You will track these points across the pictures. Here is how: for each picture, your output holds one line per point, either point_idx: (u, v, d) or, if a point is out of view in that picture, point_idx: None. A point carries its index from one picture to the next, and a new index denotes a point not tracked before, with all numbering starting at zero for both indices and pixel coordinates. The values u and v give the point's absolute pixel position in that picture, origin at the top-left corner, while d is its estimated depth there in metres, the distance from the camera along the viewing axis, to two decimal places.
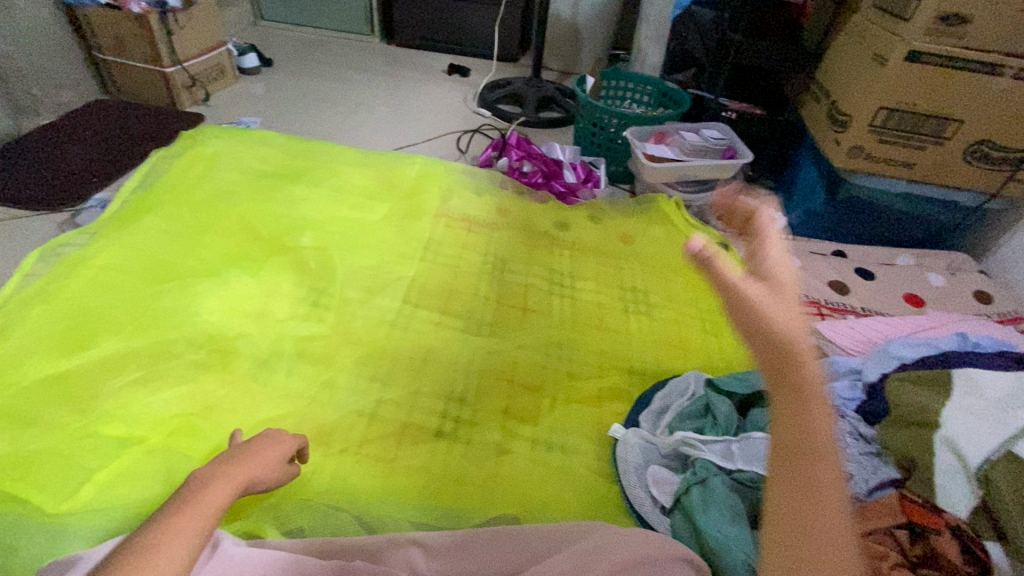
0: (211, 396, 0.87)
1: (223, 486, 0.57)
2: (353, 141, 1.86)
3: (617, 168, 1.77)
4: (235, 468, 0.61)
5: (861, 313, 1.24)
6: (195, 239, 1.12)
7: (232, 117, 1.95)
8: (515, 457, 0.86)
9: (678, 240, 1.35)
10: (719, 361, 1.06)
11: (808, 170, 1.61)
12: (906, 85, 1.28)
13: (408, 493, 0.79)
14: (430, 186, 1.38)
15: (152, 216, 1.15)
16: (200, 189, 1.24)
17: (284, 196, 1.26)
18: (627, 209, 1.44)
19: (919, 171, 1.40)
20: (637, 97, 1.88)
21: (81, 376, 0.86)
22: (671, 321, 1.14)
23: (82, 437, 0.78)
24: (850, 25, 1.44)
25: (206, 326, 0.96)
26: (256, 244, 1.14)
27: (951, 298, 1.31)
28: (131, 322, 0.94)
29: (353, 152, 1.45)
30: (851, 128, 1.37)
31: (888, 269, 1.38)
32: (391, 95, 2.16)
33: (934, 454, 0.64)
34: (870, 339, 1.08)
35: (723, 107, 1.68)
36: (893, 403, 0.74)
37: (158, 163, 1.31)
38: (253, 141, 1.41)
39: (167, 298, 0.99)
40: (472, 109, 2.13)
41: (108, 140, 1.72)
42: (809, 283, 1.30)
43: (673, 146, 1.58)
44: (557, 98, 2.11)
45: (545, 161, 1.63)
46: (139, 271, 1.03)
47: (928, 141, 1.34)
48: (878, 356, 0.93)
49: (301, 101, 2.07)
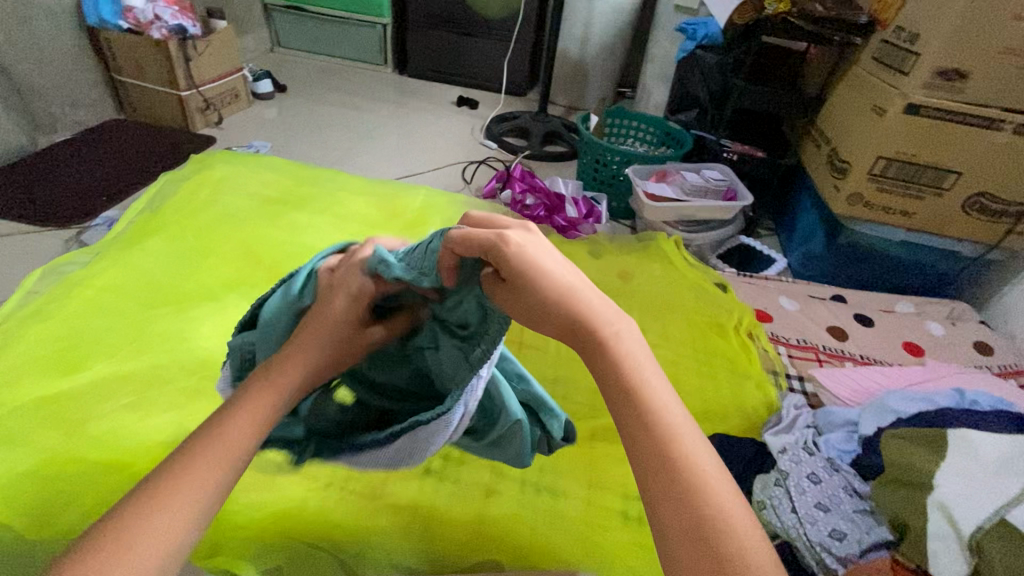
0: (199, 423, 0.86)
1: (259, 402, 0.53)
2: (360, 168, 1.89)
3: (619, 204, 1.79)
4: (269, 375, 0.55)
5: (859, 360, 1.23)
6: (196, 263, 1.13)
7: (243, 141, 1.99)
8: (502, 498, 0.85)
9: (676, 279, 1.36)
10: (715, 405, 1.05)
11: (808, 213, 1.62)
12: (905, 137, 1.31)
13: (392, 532, 0.77)
14: (432, 216, 1.39)
15: (157, 238, 1.16)
16: (205, 212, 1.25)
17: (288, 222, 1.27)
18: (626, 246, 1.46)
19: (918, 220, 1.41)
20: (640, 135, 1.91)
21: (70, 399, 0.85)
22: (667, 361, 1.14)
23: (66, 462, 0.77)
24: (851, 76, 1.47)
25: (201, 350, 0.96)
26: (256, 269, 1.15)
27: (951, 348, 1.29)
28: (127, 345, 0.94)
29: (358, 180, 1.48)
30: (850, 176, 1.39)
31: (888, 316, 1.37)
32: (400, 124, 2.21)
33: (927, 517, 0.62)
34: (869, 391, 1.07)
35: (724, 149, 1.70)
36: (888, 459, 0.72)
37: (166, 185, 1.33)
38: (261, 167, 1.44)
39: (163, 322, 0.99)
40: (478, 140, 2.17)
41: (119, 160, 1.76)
42: (807, 327, 1.30)
43: (673, 185, 1.60)
44: (562, 132, 2.15)
45: (547, 194, 1.66)
46: (138, 293, 1.04)
47: (926, 191, 1.36)
48: (875, 409, 0.92)
49: (312, 127, 2.12)
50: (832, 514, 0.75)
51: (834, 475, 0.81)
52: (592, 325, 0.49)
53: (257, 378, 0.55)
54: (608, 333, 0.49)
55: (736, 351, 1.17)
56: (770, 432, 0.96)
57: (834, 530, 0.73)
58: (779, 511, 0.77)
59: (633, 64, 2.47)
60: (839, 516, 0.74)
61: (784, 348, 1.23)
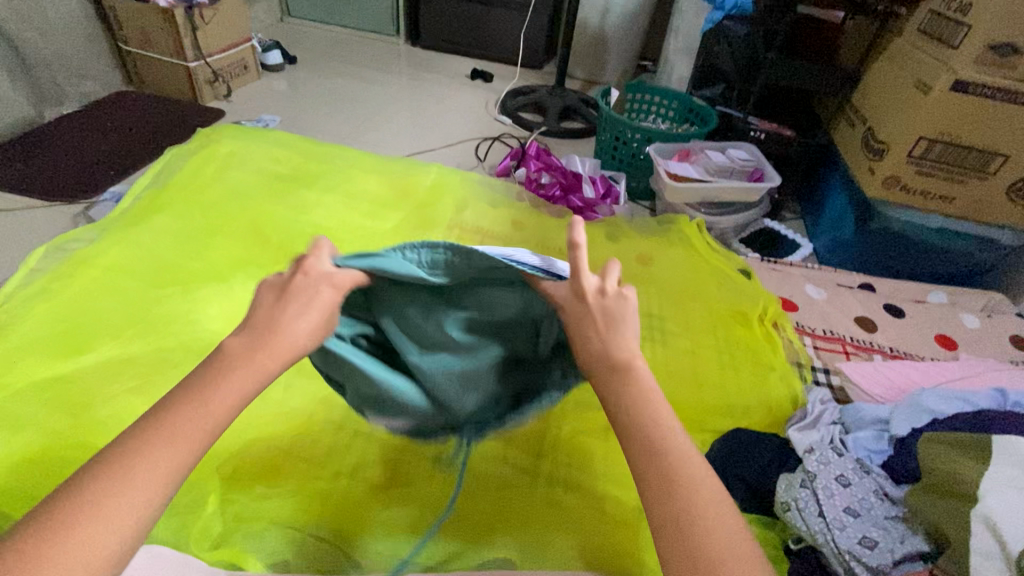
0: None
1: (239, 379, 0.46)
2: (370, 144, 1.84)
3: (638, 184, 1.72)
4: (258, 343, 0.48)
5: (889, 353, 1.17)
6: (203, 242, 1.10)
7: (252, 114, 1.94)
8: (514, 491, 0.82)
9: (698, 264, 1.30)
10: (736, 398, 1.01)
11: (838, 196, 1.54)
12: (949, 117, 1.23)
13: (401, 525, 0.75)
14: (444, 195, 1.35)
15: (163, 215, 1.13)
16: (212, 188, 1.22)
17: (296, 199, 1.24)
18: (645, 228, 1.40)
19: (957, 205, 1.34)
20: (662, 111, 1.83)
21: (74, 382, 0.83)
22: (686, 352, 1.09)
23: (70, 447, 0.76)
24: (892, 50, 1.38)
25: (207, 334, 0.94)
26: (263, 249, 1.12)
27: (987, 342, 1.23)
28: (132, 326, 0.92)
29: (368, 157, 1.43)
30: (887, 158, 1.32)
31: (919, 306, 1.31)
32: (413, 98, 2.14)
33: (970, 533, 0.58)
34: (901, 388, 1.01)
35: (752, 127, 1.62)
36: (926, 466, 0.68)
37: (173, 160, 1.30)
38: (269, 142, 1.40)
39: (169, 303, 0.96)
40: (493, 115, 2.10)
41: (127, 133, 1.73)
42: (834, 317, 1.25)
43: (697, 165, 1.52)
44: (580, 108, 2.07)
45: (563, 173, 1.60)
46: (144, 273, 1.02)
47: (968, 175, 1.29)
48: (909, 408, 0.87)
49: (322, 100, 2.06)
50: (861, 520, 0.71)
51: (864, 478, 0.76)
52: (623, 366, 0.50)
53: (243, 345, 0.48)
54: (634, 376, 0.50)
55: (759, 342, 1.13)
56: (794, 428, 0.91)
57: (864, 537, 0.69)
58: (805, 514, 0.73)
59: (655, 36, 2.36)
60: (869, 522, 0.71)
61: (810, 338, 1.18)
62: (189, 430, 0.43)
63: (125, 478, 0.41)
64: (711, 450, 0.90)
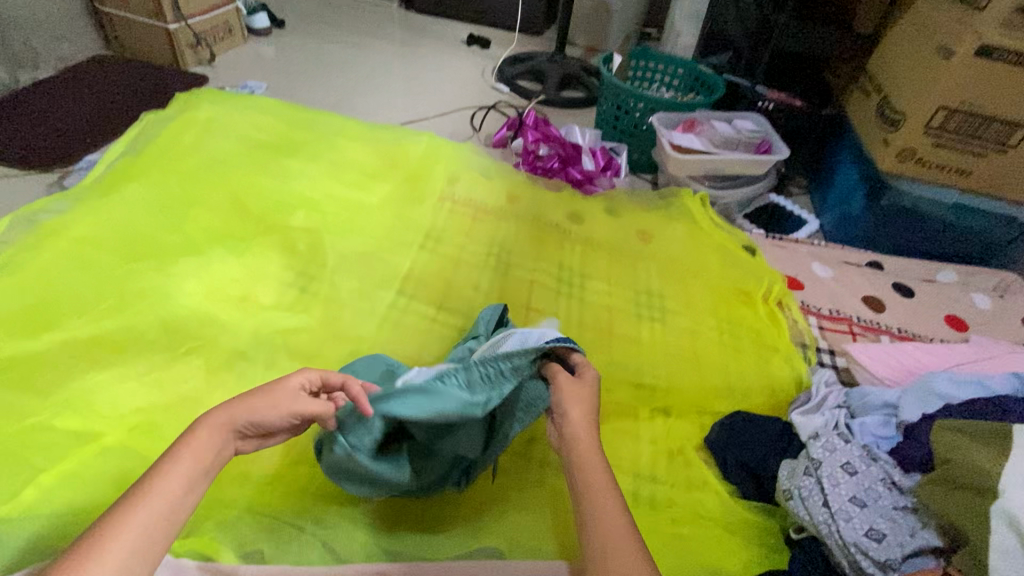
0: (181, 389, 0.80)
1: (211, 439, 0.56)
2: (361, 112, 1.76)
3: (639, 156, 1.66)
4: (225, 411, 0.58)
5: (897, 334, 1.13)
6: (179, 213, 1.04)
7: (237, 80, 1.85)
8: (506, 476, 0.78)
9: (701, 240, 1.25)
10: (738, 380, 0.97)
11: (848, 170, 1.47)
12: (971, 84, 1.16)
13: (384, 516, 0.71)
14: (436, 165, 1.28)
15: (136, 184, 1.07)
16: (190, 157, 1.15)
17: (279, 169, 1.17)
18: (647, 202, 1.34)
19: (975, 180, 1.28)
20: (666, 79, 1.74)
21: (40, 361, 0.79)
22: (686, 332, 1.05)
23: (33, 429, 0.71)
24: (912, 12, 1.30)
25: (183, 310, 0.89)
26: (243, 221, 1.06)
27: (997, 323, 1.19)
28: (102, 302, 0.87)
29: (356, 125, 1.36)
30: (903, 129, 1.25)
31: (928, 285, 1.26)
32: (406, 64, 2.04)
33: (990, 530, 0.55)
34: (910, 370, 0.97)
35: (760, 96, 1.54)
36: (941, 454, 0.64)
37: (149, 126, 1.23)
38: (252, 108, 1.32)
39: (142, 277, 0.91)
40: (490, 82, 2.00)
41: (104, 99, 1.64)
42: (840, 296, 1.20)
43: (702, 136, 1.46)
44: (580, 76, 1.99)
45: (562, 144, 1.53)
46: (117, 246, 0.96)
47: (988, 148, 1.22)
48: (919, 392, 0.83)
49: (310, 66, 1.96)
50: (868, 510, 0.67)
51: (872, 466, 0.72)
52: (581, 430, 0.64)
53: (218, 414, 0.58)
54: (586, 438, 0.63)
55: (763, 322, 1.08)
56: (797, 412, 0.88)
57: (871, 529, 0.65)
58: (808, 504, 0.70)
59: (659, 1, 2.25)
60: (877, 513, 0.67)
61: (815, 318, 1.14)
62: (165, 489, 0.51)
63: (116, 531, 0.48)
64: (710, 435, 0.87)
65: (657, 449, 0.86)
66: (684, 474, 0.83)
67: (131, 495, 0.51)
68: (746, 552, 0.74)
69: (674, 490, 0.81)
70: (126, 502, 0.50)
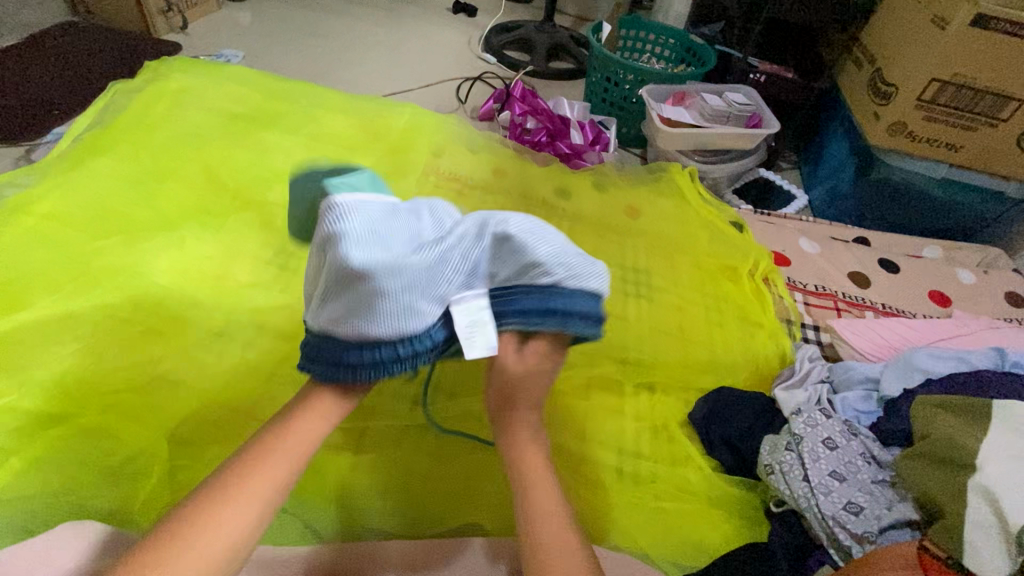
0: (157, 367, 0.79)
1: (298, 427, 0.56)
2: (343, 82, 1.70)
3: (628, 130, 1.63)
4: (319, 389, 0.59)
5: (881, 310, 1.13)
6: (151, 187, 1.01)
7: (212, 48, 1.78)
8: (491, 452, 0.77)
9: (688, 215, 1.23)
10: (723, 355, 0.97)
11: (838, 144, 1.46)
12: (964, 55, 1.13)
13: (364, 498, 0.70)
14: (419, 139, 1.25)
15: (105, 157, 1.03)
16: (162, 128, 1.11)
17: (255, 142, 1.13)
18: (635, 177, 1.32)
19: (964, 155, 1.27)
20: (657, 50, 1.70)
21: (8, 341, 0.76)
22: (672, 308, 1.04)
23: (3, 412, 0.69)
24: None
25: (157, 290, 0.86)
26: (219, 196, 1.03)
27: (980, 298, 1.19)
28: (72, 281, 0.84)
29: (335, 96, 1.31)
30: (895, 102, 1.23)
31: (914, 261, 1.26)
32: (389, 33, 1.98)
33: (967, 502, 0.55)
34: (892, 345, 0.97)
35: (752, 68, 1.50)
36: (919, 429, 0.65)
37: (119, 96, 1.18)
38: (227, 77, 1.27)
39: (113, 254, 0.88)
40: (476, 52, 1.94)
41: (71, 67, 1.57)
42: (826, 272, 1.20)
43: (692, 109, 1.43)
44: (569, 46, 1.94)
45: (550, 117, 1.49)
46: (86, 222, 0.93)
47: (979, 122, 1.21)
48: (901, 367, 0.83)
49: (289, 34, 1.89)
50: (847, 485, 0.68)
51: (852, 441, 0.73)
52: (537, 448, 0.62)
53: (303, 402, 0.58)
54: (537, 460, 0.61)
55: (748, 298, 1.08)
56: (781, 386, 0.88)
57: (849, 503, 0.67)
58: (788, 478, 0.70)
59: None
60: (855, 487, 0.68)
61: (801, 295, 1.14)
62: (243, 494, 0.50)
63: (192, 536, 0.48)
64: (694, 412, 0.86)
65: (642, 425, 0.86)
66: (667, 448, 0.83)
67: (213, 491, 0.51)
68: (726, 525, 0.75)
69: (658, 464, 0.81)
70: (209, 499, 0.50)
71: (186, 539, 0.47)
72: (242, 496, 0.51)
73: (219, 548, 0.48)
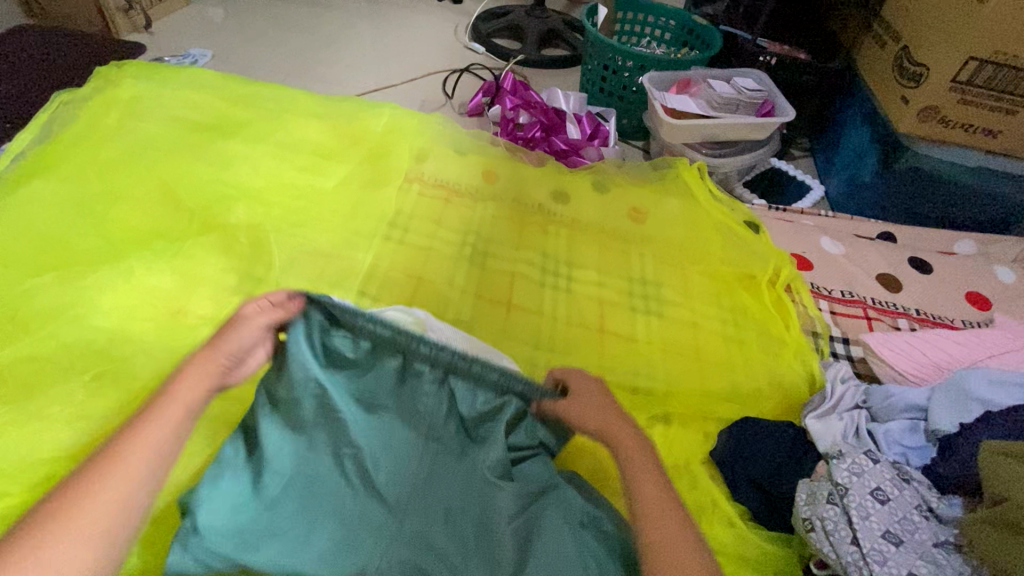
0: (100, 428, 0.67)
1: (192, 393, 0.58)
2: (318, 81, 1.58)
3: (629, 121, 1.51)
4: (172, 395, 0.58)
5: (916, 317, 1.03)
6: (97, 212, 0.90)
7: (177, 48, 1.66)
8: None
9: (698, 217, 1.12)
10: (744, 378, 0.87)
11: (857, 131, 1.34)
12: (1006, 28, 1.02)
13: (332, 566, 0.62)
14: (400, 142, 1.14)
15: (46, 179, 0.92)
16: (110, 142, 1.00)
17: (216, 154, 1.02)
18: (638, 174, 1.20)
19: (1002, 141, 1.15)
20: (656, 33, 1.57)
21: None
22: (686, 324, 0.95)
23: None
24: None
25: (99, 334, 0.75)
26: (176, 217, 0.92)
27: (1022, 299, 1.09)
28: (2, 326, 0.74)
29: (306, 97, 1.19)
30: (927, 84, 1.11)
31: (946, 258, 1.15)
32: (370, 24, 1.84)
33: None
34: (936, 364, 0.86)
35: (761, 50, 1.38)
36: (991, 487, 0.57)
37: (64, 107, 1.06)
38: (186, 82, 1.15)
39: (50, 293, 0.77)
40: (463, 42, 1.81)
41: (25, 75, 1.45)
42: (853, 276, 1.09)
43: (698, 97, 1.31)
44: (562, 32, 1.80)
45: (544, 111, 1.37)
46: (22, 255, 0.82)
47: (1020, 104, 1.09)
48: (952, 395, 0.73)
49: (260, 29, 1.76)
50: (905, 550, 0.59)
51: (903, 491, 0.63)
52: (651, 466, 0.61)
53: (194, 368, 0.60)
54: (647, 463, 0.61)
55: (768, 311, 0.97)
56: (811, 415, 0.78)
57: (909, 574, 0.57)
58: (833, 540, 0.60)
59: None
60: (915, 553, 0.58)
61: (826, 302, 1.03)
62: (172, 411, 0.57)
63: (84, 506, 0.49)
64: (717, 448, 0.77)
65: (659, 464, 0.76)
66: (690, 495, 0.72)
67: (142, 416, 0.56)
68: None
69: None
70: (138, 419, 0.56)
71: (90, 501, 0.50)
72: (141, 448, 0.54)
73: (84, 542, 0.48)
